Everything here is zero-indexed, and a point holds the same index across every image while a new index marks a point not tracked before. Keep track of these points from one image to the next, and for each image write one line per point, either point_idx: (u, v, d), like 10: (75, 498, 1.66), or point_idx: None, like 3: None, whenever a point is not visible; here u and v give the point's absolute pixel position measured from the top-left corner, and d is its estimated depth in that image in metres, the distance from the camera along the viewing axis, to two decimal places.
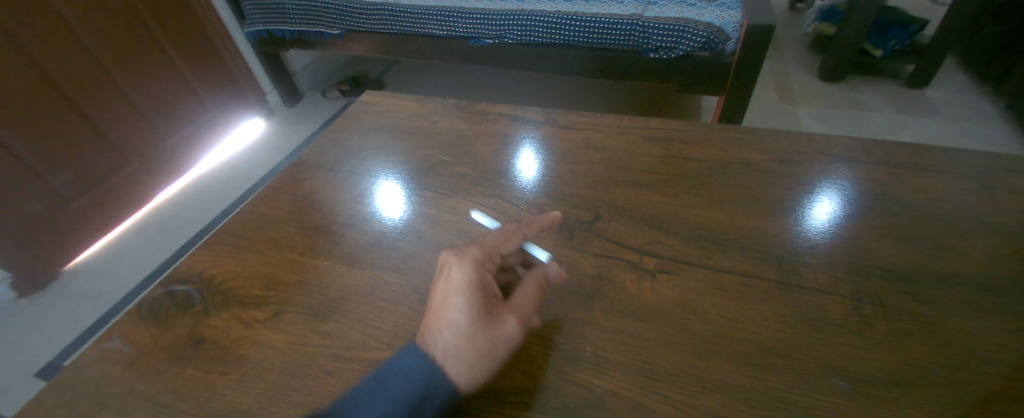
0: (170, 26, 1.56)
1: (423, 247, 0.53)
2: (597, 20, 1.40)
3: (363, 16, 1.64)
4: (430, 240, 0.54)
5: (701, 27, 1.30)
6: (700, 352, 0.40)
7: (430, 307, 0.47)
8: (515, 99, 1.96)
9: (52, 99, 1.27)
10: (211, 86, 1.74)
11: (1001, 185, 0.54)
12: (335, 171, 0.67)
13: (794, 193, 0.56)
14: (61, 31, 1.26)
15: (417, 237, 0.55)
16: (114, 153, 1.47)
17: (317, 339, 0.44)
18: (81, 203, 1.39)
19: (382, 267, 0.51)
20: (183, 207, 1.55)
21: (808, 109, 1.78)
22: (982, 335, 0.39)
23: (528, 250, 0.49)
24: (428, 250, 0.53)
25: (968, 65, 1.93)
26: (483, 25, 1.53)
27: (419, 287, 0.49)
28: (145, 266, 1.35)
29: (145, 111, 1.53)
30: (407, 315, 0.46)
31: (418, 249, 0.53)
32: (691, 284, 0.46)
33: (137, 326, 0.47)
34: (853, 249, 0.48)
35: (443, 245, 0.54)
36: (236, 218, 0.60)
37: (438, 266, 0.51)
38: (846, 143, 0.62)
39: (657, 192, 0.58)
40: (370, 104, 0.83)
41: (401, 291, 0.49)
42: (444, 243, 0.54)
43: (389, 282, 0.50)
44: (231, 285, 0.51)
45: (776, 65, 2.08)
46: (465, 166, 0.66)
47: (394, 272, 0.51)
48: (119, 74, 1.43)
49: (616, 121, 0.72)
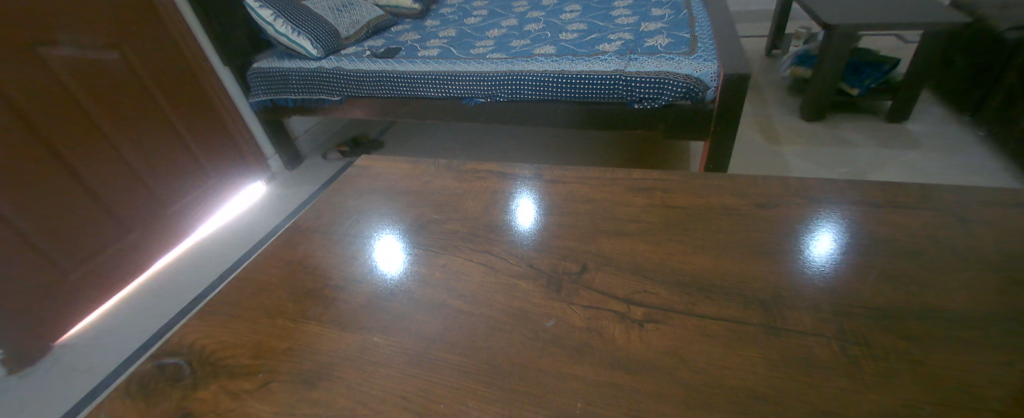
0: (178, 101, 1.65)
1: (411, 307, 0.54)
2: (582, 76, 1.48)
3: (361, 83, 1.74)
4: (419, 299, 0.55)
5: (681, 78, 1.38)
6: (692, 403, 0.40)
7: (416, 366, 0.47)
8: (508, 153, 2.03)
9: (60, 174, 1.31)
10: (214, 154, 1.81)
11: (975, 220, 0.56)
12: (330, 234, 0.69)
13: (776, 237, 0.57)
14: (75, 110, 1.34)
15: (404, 297, 0.55)
16: (117, 223, 1.49)
17: (306, 408, 0.44)
18: (79, 275, 1.40)
19: (371, 330, 0.52)
20: (181, 274, 1.57)
21: (792, 148, 1.84)
22: (972, 371, 0.40)
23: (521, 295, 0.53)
24: (417, 309, 0.53)
25: (942, 99, 2.02)
26: (475, 86, 1.62)
27: (405, 347, 0.49)
28: (140, 336, 1.34)
29: (150, 182, 1.58)
30: (396, 376, 0.46)
31: (406, 309, 0.54)
32: (678, 332, 0.46)
33: (123, 401, 0.47)
34: (835, 290, 0.49)
35: (431, 304, 0.54)
36: (230, 285, 0.61)
37: (425, 325, 0.51)
38: (820, 185, 0.65)
39: (644, 240, 0.59)
40: (365, 167, 0.87)
41: (388, 355, 0.48)
42: (432, 301, 0.54)
43: (376, 345, 0.50)
44: (222, 354, 0.51)
45: (758, 108, 2.17)
46: (456, 223, 0.68)
47: (382, 334, 0.51)
48: (127, 147, 1.49)
49: (601, 173, 0.74)
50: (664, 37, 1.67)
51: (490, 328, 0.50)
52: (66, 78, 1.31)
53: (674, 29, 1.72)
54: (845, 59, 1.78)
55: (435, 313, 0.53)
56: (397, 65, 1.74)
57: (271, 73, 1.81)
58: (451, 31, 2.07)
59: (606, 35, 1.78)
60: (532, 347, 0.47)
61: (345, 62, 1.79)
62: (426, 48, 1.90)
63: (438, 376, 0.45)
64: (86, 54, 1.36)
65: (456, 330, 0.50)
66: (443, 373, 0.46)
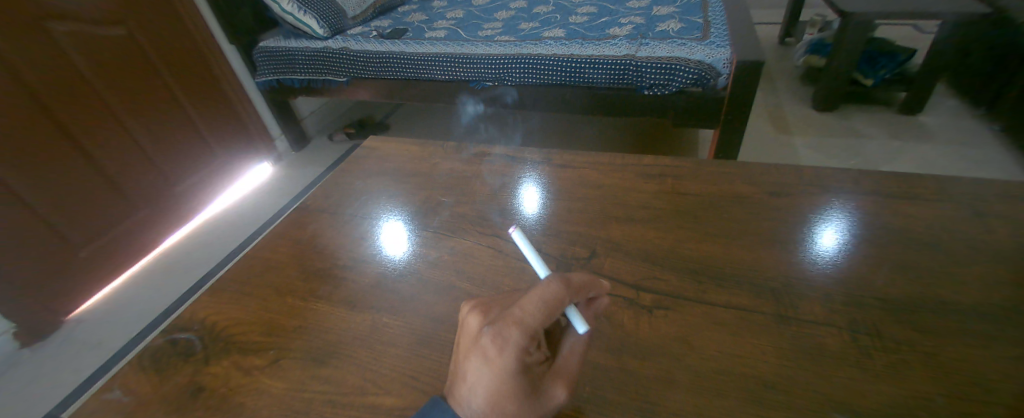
0: (184, 78, 1.64)
1: (524, 330, 0.38)
2: (591, 61, 1.45)
3: (368, 64, 1.72)
4: (533, 318, 0.38)
5: (692, 64, 1.35)
6: (700, 391, 0.40)
7: (518, 406, 0.38)
8: (514, 138, 2.01)
9: (68, 151, 1.32)
10: (220, 134, 1.81)
11: (992, 212, 0.55)
12: (338, 214, 0.69)
13: (791, 227, 0.56)
14: (82, 88, 1.33)
15: (518, 311, 0.38)
16: (125, 201, 1.51)
17: (315, 385, 0.44)
18: (88, 251, 1.41)
19: (473, 348, 0.39)
20: (190, 252, 1.58)
21: (803, 139, 1.82)
22: (982, 363, 0.40)
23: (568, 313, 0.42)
24: (531, 333, 0.38)
25: (959, 91, 1.97)
26: (482, 69, 1.60)
27: (514, 381, 0.38)
28: (149, 313, 1.35)
29: (157, 160, 1.58)
30: (488, 412, 0.38)
31: (516, 330, 0.38)
32: (688, 320, 0.46)
33: (136, 374, 0.47)
34: (847, 281, 0.49)
35: (543, 326, 0.39)
36: (238, 264, 0.62)
37: (530, 353, 0.39)
38: (836, 175, 0.64)
39: (653, 227, 0.59)
40: (373, 148, 0.86)
41: (490, 385, 0.38)
42: (547, 323, 0.39)
43: (474, 370, 0.39)
44: (233, 330, 0.52)
45: (769, 97, 2.13)
46: (464, 206, 0.67)
47: (487, 358, 0.38)
48: (133, 124, 1.48)
49: (612, 159, 0.74)
50: (676, 22, 1.63)
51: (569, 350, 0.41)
52: (73, 54, 1.31)
53: (687, 14, 1.68)
54: (862, 48, 1.73)
55: (443, 295, 0.53)
56: (404, 46, 1.72)
57: (277, 53, 1.79)
58: (459, 12, 2.03)
59: (616, 19, 1.75)
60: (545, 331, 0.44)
61: (351, 42, 1.77)
62: (433, 29, 1.87)
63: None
64: (92, 30, 1.35)
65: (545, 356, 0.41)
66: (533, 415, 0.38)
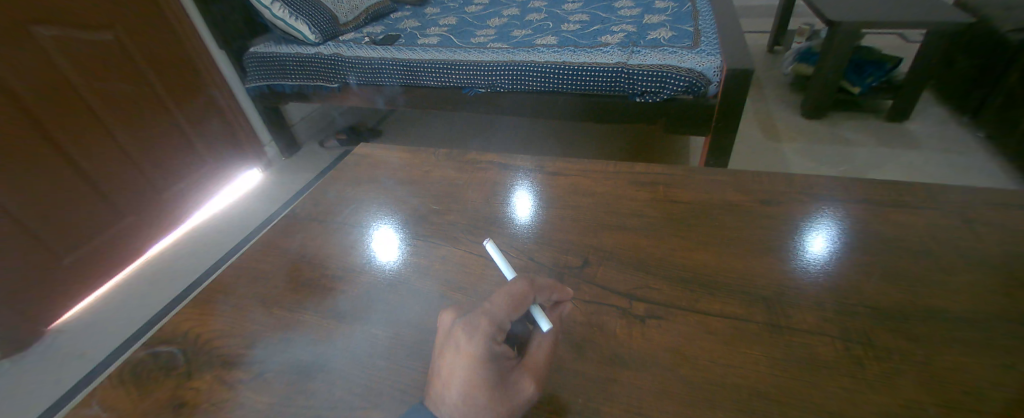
0: (172, 83, 1.62)
1: (492, 320, 0.40)
2: (583, 68, 1.46)
3: (360, 70, 1.71)
4: (499, 310, 0.41)
5: (684, 72, 1.36)
6: (694, 402, 0.40)
7: (492, 400, 0.37)
8: (507, 145, 2.01)
9: (53, 158, 1.29)
10: (209, 139, 1.79)
11: (981, 219, 0.56)
12: (328, 223, 0.68)
13: (784, 235, 0.56)
14: (69, 95, 1.32)
15: (485, 304, 0.41)
16: (111, 208, 1.48)
17: (302, 400, 0.43)
18: (72, 259, 1.38)
19: (444, 343, 0.40)
20: (176, 260, 1.56)
21: (793, 146, 1.84)
22: (973, 373, 0.40)
23: (532, 313, 0.44)
24: (498, 324, 0.40)
25: (944, 98, 2.01)
26: (474, 76, 1.60)
27: (486, 369, 0.38)
28: (134, 323, 1.32)
29: (143, 166, 1.55)
30: (463, 409, 0.37)
31: (484, 320, 0.40)
32: (681, 329, 0.46)
33: (115, 388, 0.46)
34: (839, 289, 0.49)
35: (509, 319, 0.41)
36: (224, 274, 0.60)
37: (499, 346, 0.40)
38: (827, 182, 0.64)
39: (645, 235, 0.59)
40: (364, 155, 0.85)
41: (463, 379, 0.38)
42: (513, 314, 0.41)
43: (447, 363, 0.39)
44: (217, 343, 0.50)
45: (759, 104, 2.16)
46: (456, 214, 0.67)
47: (458, 349, 0.39)
48: (119, 130, 1.46)
49: (604, 167, 0.73)
50: (667, 30, 1.65)
51: (537, 348, 0.42)
52: (59, 59, 1.29)
53: (678, 23, 1.70)
54: (849, 57, 1.77)
55: (434, 305, 0.52)
56: (397, 52, 1.71)
57: (268, 59, 1.78)
58: (452, 19, 2.04)
59: (609, 27, 1.76)
60: (515, 338, 0.45)
61: (343, 48, 1.76)
62: (426, 35, 1.87)
63: (502, 414, 0.37)
64: (79, 34, 1.33)
65: (512, 355, 0.42)
66: (507, 412, 0.38)
